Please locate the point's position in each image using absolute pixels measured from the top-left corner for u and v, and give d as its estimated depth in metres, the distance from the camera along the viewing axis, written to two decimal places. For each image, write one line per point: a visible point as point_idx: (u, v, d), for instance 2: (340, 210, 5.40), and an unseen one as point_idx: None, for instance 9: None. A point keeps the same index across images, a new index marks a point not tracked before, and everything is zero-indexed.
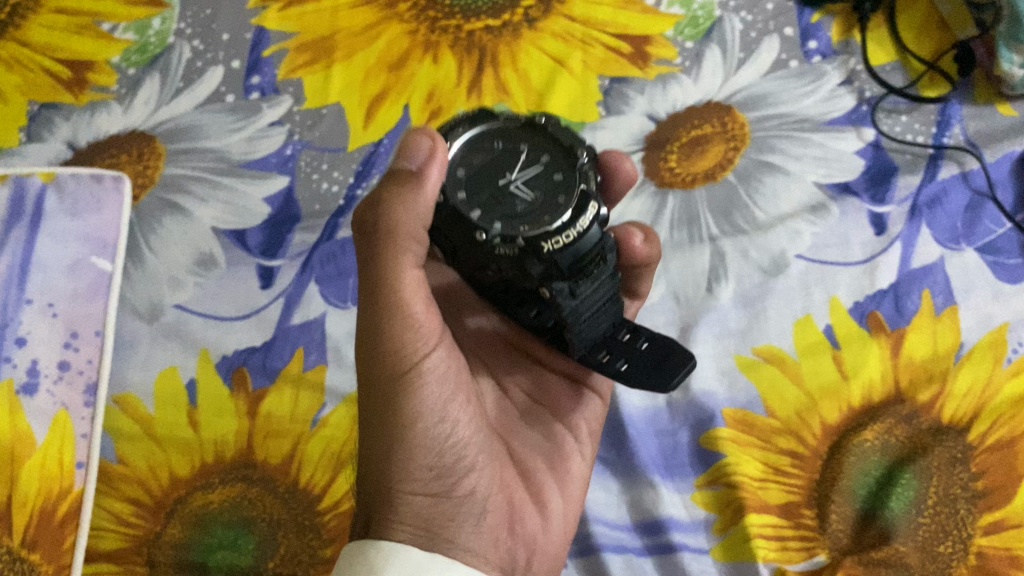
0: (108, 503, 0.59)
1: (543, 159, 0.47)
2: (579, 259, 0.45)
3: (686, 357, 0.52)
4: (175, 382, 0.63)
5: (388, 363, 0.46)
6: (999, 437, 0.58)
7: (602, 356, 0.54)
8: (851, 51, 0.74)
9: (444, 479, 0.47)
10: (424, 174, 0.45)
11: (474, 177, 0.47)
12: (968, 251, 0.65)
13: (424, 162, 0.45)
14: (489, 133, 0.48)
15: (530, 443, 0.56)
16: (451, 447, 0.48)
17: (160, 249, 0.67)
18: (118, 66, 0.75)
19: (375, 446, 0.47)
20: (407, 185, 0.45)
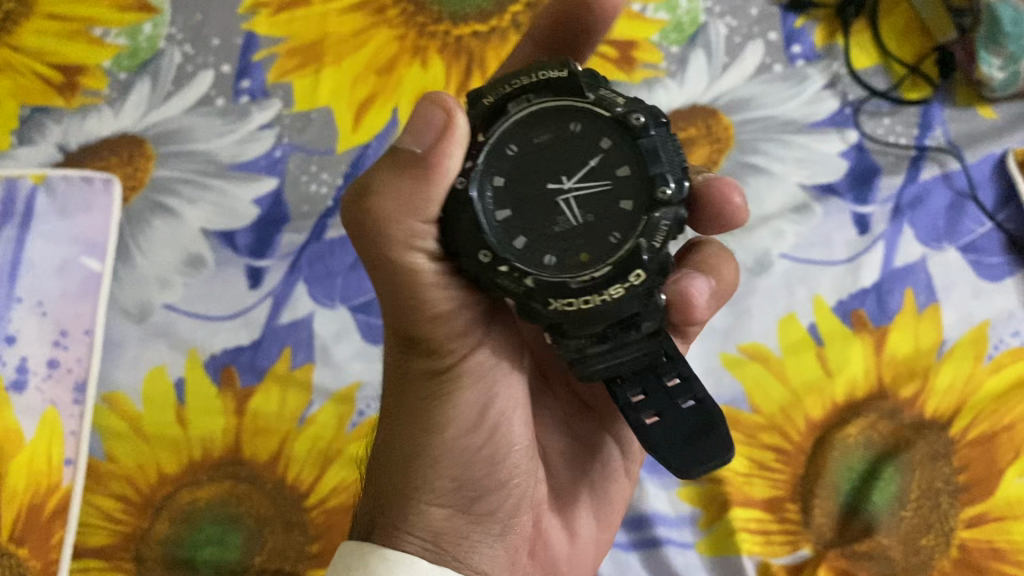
0: (96, 500, 0.59)
1: (604, 145, 0.42)
2: (593, 323, 0.42)
3: (723, 449, 0.45)
4: (163, 381, 0.63)
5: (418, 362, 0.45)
6: (981, 431, 0.59)
7: (634, 395, 0.46)
8: (834, 55, 0.74)
9: (466, 491, 0.45)
10: (431, 161, 0.39)
11: (519, 168, 0.42)
12: (949, 250, 0.66)
13: (432, 143, 0.39)
14: (569, 109, 0.42)
15: (570, 460, 0.52)
16: (479, 460, 0.46)
17: (149, 249, 0.68)
18: (109, 71, 0.75)
19: (392, 461, 0.45)
20: (414, 177, 0.40)
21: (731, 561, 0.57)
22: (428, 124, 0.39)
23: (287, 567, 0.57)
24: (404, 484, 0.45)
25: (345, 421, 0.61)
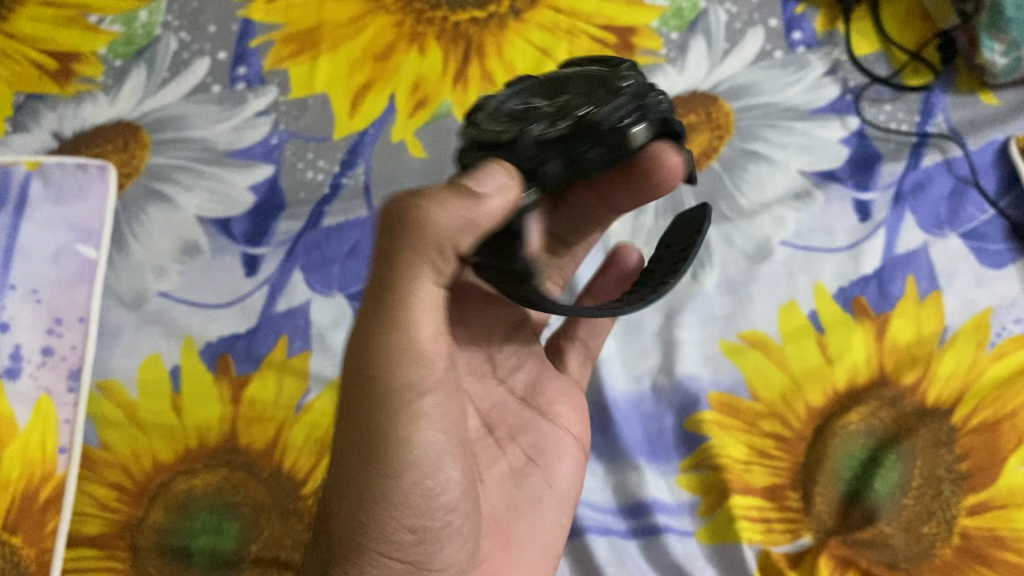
0: (90, 489, 0.59)
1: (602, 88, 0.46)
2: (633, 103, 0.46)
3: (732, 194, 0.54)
4: (159, 369, 0.62)
5: (385, 397, 0.41)
6: (983, 419, 0.58)
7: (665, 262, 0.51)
8: (834, 42, 0.74)
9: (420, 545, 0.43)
10: (491, 208, 0.41)
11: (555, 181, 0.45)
12: (951, 237, 0.65)
13: (493, 190, 0.41)
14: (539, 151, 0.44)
15: (517, 506, 0.52)
16: (439, 511, 0.43)
17: (145, 237, 0.67)
18: (104, 58, 0.75)
19: (347, 485, 0.41)
20: (459, 203, 0.40)
21: (732, 549, 0.56)
22: (492, 177, 0.41)
23: (283, 555, 0.56)
24: (361, 518, 0.41)
25: None
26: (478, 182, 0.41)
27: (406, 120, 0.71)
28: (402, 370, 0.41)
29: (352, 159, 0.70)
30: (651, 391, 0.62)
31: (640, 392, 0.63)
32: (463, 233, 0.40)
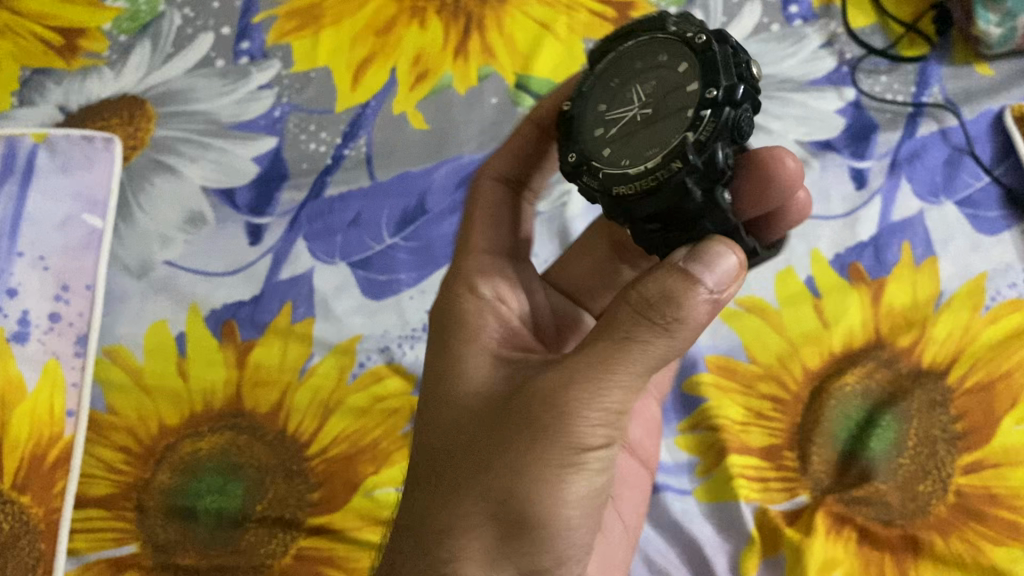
0: (98, 451, 0.60)
1: (683, 66, 0.43)
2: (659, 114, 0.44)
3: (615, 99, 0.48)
4: (165, 335, 0.63)
5: (563, 441, 0.39)
6: (978, 379, 0.59)
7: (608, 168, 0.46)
8: (831, 15, 0.74)
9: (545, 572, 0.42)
10: (716, 301, 0.39)
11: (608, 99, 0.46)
12: (946, 204, 0.66)
13: (714, 278, 0.39)
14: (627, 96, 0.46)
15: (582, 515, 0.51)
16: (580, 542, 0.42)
17: (151, 208, 0.68)
18: (110, 34, 0.76)
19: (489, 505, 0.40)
20: (689, 292, 0.39)
21: (729, 507, 0.57)
22: (720, 264, 0.39)
23: (288, 514, 0.57)
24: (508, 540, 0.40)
25: (346, 372, 0.62)
26: (704, 271, 0.39)
27: (408, 93, 0.72)
28: (585, 423, 0.39)
29: (354, 131, 0.71)
30: None
31: None
32: (665, 308, 0.39)
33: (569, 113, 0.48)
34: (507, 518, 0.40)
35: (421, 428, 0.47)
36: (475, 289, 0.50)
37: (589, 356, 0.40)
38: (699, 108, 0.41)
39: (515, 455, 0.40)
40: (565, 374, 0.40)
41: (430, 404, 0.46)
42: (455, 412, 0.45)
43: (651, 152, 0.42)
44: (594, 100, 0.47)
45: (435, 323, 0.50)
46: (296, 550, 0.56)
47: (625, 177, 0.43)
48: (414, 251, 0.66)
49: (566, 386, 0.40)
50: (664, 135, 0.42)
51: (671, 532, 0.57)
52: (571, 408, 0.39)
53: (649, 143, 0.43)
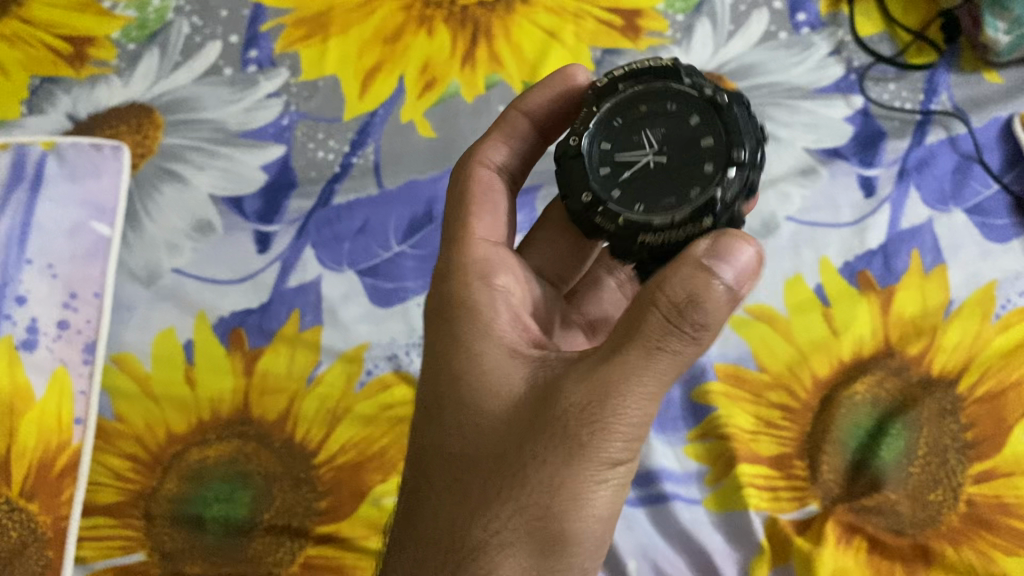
0: (106, 458, 0.60)
1: (695, 119, 0.44)
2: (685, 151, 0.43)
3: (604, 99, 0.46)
4: (173, 343, 0.63)
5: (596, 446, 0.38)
6: (989, 388, 0.59)
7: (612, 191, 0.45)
8: (839, 23, 0.74)
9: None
10: (736, 295, 0.38)
11: (613, 131, 0.45)
12: (955, 212, 0.66)
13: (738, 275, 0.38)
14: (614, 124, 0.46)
15: None
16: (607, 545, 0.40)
17: (158, 215, 0.68)
18: (119, 42, 0.76)
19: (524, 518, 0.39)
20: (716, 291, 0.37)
21: (738, 516, 0.57)
22: (740, 258, 0.38)
23: (295, 522, 0.57)
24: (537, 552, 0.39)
25: (353, 380, 0.61)
26: (721, 264, 0.37)
27: (416, 101, 0.72)
28: (618, 427, 0.38)
29: (362, 139, 0.71)
30: None
31: None
32: (693, 313, 0.37)
33: (577, 147, 0.46)
34: (543, 534, 0.38)
35: (431, 430, 0.44)
36: (483, 277, 0.45)
37: (618, 366, 0.38)
38: (724, 163, 0.42)
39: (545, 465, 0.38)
40: (599, 383, 0.38)
41: (440, 405, 0.44)
42: (474, 417, 0.42)
43: (669, 202, 0.43)
44: (599, 137, 0.46)
45: (436, 308, 0.46)
46: (303, 559, 0.56)
47: (648, 225, 0.43)
48: (422, 259, 0.66)
49: (604, 399, 0.37)
50: (681, 185, 0.43)
51: (679, 542, 0.57)
52: (604, 413, 0.37)
53: (667, 191, 0.43)
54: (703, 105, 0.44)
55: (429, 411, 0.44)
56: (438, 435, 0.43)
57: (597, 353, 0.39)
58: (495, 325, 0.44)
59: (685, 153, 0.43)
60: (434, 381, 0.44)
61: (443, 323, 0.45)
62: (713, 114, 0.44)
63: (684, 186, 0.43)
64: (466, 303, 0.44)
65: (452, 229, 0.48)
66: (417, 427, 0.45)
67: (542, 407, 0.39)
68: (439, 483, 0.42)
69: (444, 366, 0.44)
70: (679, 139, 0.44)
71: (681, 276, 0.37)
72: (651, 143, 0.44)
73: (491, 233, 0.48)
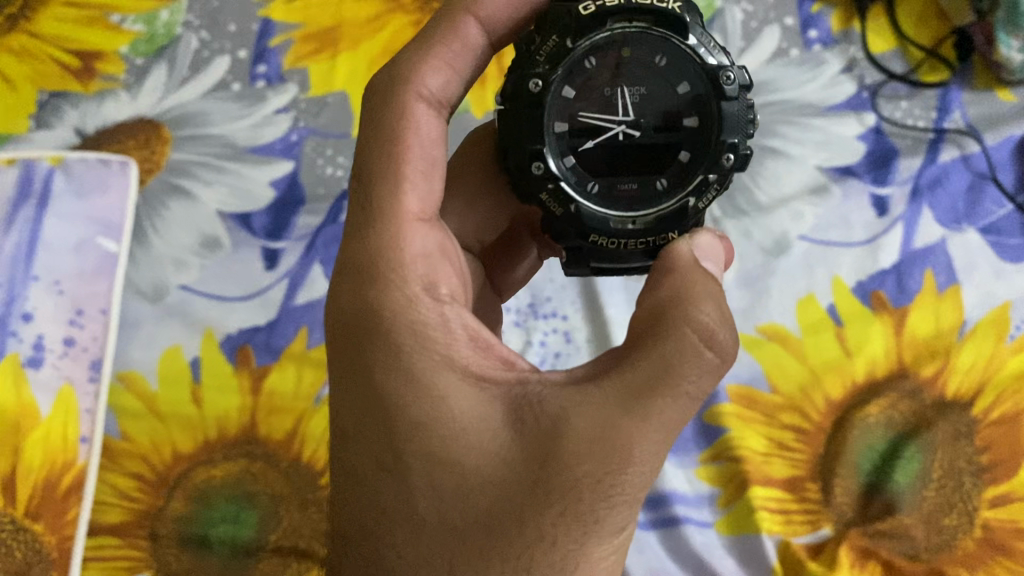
0: (111, 478, 0.59)
1: (683, 88, 0.44)
2: (661, 132, 0.45)
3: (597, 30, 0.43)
4: (179, 360, 0.63)
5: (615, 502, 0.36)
6: (1004, 411, 0.58)
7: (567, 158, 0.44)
8: (850, 40, 0.73)
9: None
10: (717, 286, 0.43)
11: (586, 84, 0.44)
12: (969, 231, 0.65)
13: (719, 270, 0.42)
14: (594, 70, 0.44)
15: None
16: None
17: (165, 231, 0.68)
18: (127, 57, 0.75)
19: None
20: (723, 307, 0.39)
21: (751, 540, 0.56)
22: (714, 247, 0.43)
23: (302, 544, 0.57)
24: None
25: None
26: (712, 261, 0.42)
27: None
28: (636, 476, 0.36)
29: None
30: None
31: None
32: (716, 343, 0.37)
33: (537, 94, 0.43)
34: None
35: (393, 490, 0.38)
36: (430, 291, 0.40)
37: (641, 414, 0.36)
38: (703, 166, 0.45)
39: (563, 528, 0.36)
40: (621, 436, 0.35)
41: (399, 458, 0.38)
42: (446, 471, 0.37)
43: (630, 196, 0.45)
44: (564, 79, 0.44)
45: (375, 331, 0.39)
46: None
47: (607, 222, 0.45)
48: None
49: (626, 453, 0.35)
50: (648, 175, 0.45)
51: (691, 565, 0.56)
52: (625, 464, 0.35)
53: (632, 179, 0.45)
54: (698, 75, 0.44)
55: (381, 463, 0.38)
56: (400, 494, 0.38)
57: (598, 394, 0.36)
58: (454, 351, 0.39)
59: (660, 136, 0.45)
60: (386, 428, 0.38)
61: (390, 356, 0.39)
62: (706, 96, 0.44)
63: (649, 174, 0.45)
64: (421, 334, 0.39)
65: (376, 211, 0.41)
66: (359, 479, 0.39)
67: (546, 464, 0.36)
68: (414, 557, 0.37)
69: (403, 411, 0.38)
70: (656, 111, 0.45)
71: (702, 290, 0.38)
72: (625, 107, 0.44)
73: (402, 214, 0.41)
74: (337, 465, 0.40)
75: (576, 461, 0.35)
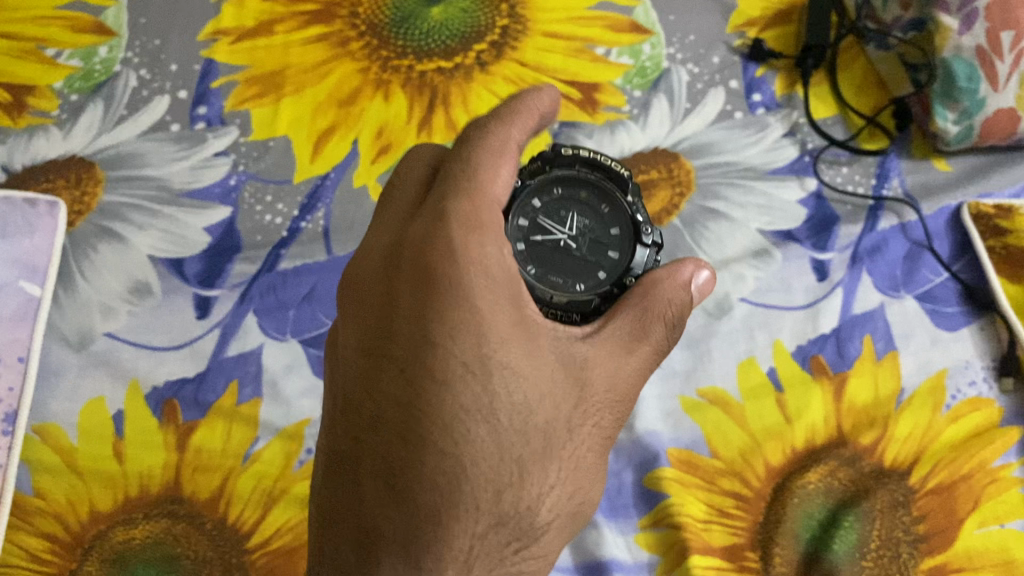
0: (21, 538, 0.57)
1: (614, 231, 0.48)
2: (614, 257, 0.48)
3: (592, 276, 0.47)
4: (102, 413, 0.61)
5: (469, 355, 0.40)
6: (940, 480, 0.58)
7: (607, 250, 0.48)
8: (794, 105, 0.75)
9: (485, 515, 0.40)
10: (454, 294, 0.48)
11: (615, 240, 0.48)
12: (907, 299, 0.65)
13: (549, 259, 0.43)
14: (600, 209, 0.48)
15: None
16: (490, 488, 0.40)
17: (94, 276, 0.65)
18: (60, 92, 0.73)
19: (448, 412, 0.39)
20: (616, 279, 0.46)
21: None
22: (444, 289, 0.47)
23: None
24: (454, 439, 0.39)
25: (292, 459, 0.59)
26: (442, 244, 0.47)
27: (370, 165, 0.70)
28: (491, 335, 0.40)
29: (312, 203, 0.69)
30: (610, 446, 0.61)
31: None
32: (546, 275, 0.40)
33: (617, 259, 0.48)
34: (465, 427, 0.39)
35: (452, 368, 0.39)
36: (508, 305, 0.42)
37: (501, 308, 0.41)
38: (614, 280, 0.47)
39: (469, 379, 0.40)
40: (491, 309, 0.40)
41: (479, 489, 0.39)
42: (522, 408, 0.41)
43: (575, 308, 0.46)
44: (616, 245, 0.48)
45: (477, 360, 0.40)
46: None
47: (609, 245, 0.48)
48: None
49: (487, 329, 0.40)
50: (575, 278, 0.47)
51: None
52: (492, 332, 0.40)
53: (602, 235, 0.48)
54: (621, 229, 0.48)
55: (448, 494, 0.39)
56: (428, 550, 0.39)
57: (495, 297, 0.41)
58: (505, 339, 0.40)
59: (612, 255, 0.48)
60: (426, 351, 0.40)
61: (464, 370, 0.39)
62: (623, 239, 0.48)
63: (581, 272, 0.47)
64: (477, 253, 0.41)
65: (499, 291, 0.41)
66: (430, 408, 0.39)
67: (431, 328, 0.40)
68: (448, 414, 0.39)
69: (465, 456, 0.39)
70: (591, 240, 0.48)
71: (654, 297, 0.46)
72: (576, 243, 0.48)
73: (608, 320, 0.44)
74: (425, 400, 0.39)
75: (481, 347, 0.40)
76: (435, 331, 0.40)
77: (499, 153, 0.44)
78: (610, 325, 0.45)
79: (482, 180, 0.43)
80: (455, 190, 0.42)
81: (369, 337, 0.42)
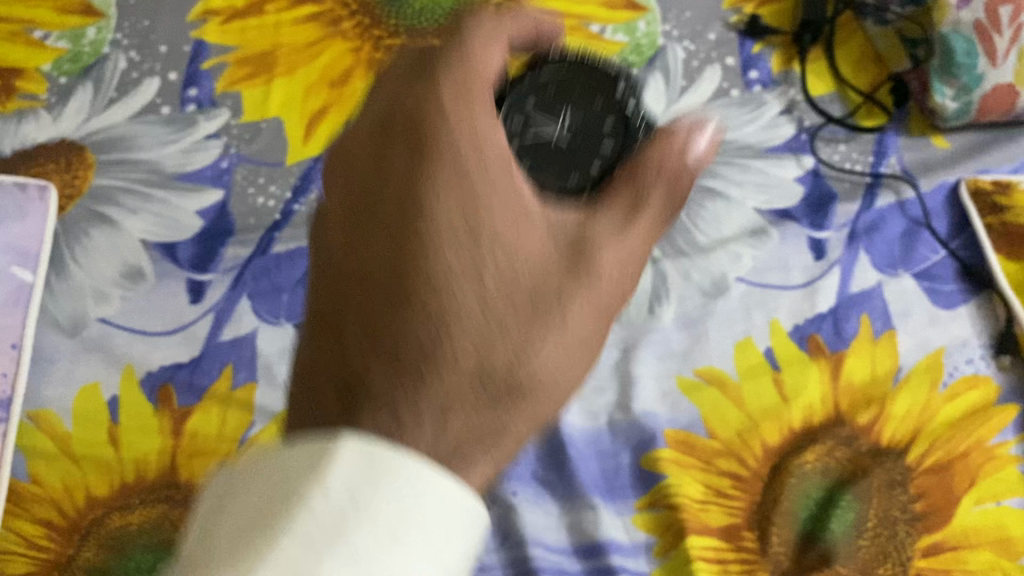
0: (16, 524, 0.57)
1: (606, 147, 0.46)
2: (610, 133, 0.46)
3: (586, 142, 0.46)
4: (96, 398, 0.60)
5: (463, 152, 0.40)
6: (938, 459, 0.58)
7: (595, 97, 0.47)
8: (791, 82, 0.74)
9: (474, 372, 0.37)
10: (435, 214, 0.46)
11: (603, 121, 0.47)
12: (905, 277, 0.65)
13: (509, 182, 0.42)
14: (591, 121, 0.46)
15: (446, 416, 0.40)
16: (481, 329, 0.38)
17: (86, 261, 0.65)
18: (49, 74, 0.72)
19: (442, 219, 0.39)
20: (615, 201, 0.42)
21: None
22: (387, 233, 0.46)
23: None
24: (445, 272, 0.38)
25: None
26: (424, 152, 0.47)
27: None
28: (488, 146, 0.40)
29: (304, 185, 0.68)
30: (608, 427, 0.61)
31: (597, 429, 0.61)
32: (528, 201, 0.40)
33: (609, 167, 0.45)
34: (463, 244, 0.39)
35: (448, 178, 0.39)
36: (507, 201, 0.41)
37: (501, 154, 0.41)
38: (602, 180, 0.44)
39: (471, 187, 0.39)
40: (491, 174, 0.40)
41: (462, 363, 0.37)
42: (510, 243, 0.39)
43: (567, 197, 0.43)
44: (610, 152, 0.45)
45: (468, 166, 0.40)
46: None
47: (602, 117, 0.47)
48: None
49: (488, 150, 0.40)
50: (559, 168, 0.44)
51: None
52: (489, 131, 0.40)
53: (591, 134, 0.46)
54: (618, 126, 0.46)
55: (429, 347, 0.37)
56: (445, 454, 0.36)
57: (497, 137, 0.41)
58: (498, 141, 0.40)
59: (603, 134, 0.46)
60: (413, 216, 0.39)
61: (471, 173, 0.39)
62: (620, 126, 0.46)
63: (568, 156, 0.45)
64: (467, 122, 0.40)
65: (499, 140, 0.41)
66: (425, 232, 0.39)
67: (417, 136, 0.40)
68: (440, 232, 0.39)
69: (450, 294, 0.38)
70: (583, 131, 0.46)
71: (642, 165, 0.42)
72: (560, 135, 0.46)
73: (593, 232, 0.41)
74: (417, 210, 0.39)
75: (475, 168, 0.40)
76: (419, 183, 0.39)
77: (490, 40, 0.43)
78: (604, 201, 0.42)
79: (474, 61, 0.42)
80: (445, 58, 0.42)
81: (354, 202, 0.40)
